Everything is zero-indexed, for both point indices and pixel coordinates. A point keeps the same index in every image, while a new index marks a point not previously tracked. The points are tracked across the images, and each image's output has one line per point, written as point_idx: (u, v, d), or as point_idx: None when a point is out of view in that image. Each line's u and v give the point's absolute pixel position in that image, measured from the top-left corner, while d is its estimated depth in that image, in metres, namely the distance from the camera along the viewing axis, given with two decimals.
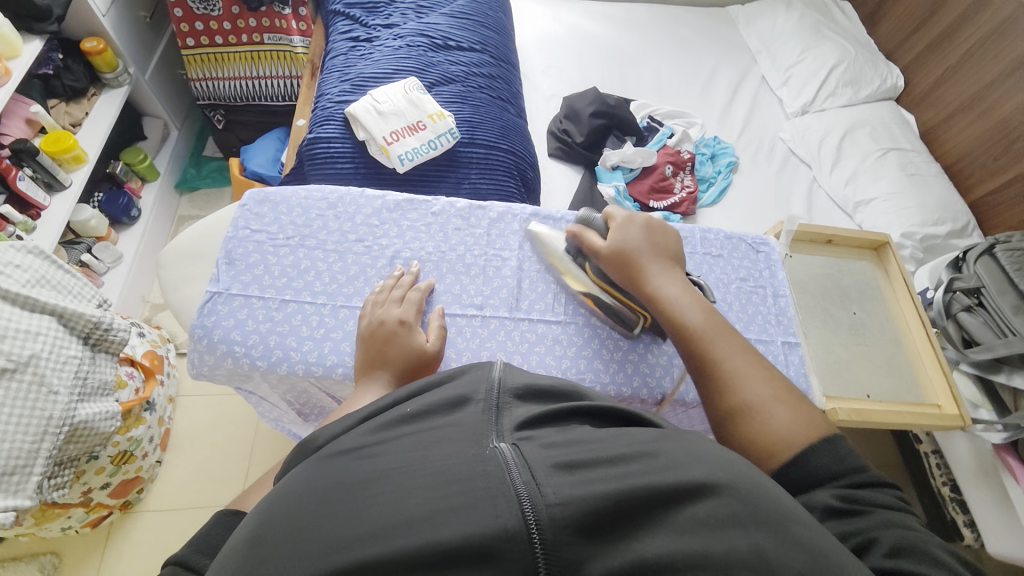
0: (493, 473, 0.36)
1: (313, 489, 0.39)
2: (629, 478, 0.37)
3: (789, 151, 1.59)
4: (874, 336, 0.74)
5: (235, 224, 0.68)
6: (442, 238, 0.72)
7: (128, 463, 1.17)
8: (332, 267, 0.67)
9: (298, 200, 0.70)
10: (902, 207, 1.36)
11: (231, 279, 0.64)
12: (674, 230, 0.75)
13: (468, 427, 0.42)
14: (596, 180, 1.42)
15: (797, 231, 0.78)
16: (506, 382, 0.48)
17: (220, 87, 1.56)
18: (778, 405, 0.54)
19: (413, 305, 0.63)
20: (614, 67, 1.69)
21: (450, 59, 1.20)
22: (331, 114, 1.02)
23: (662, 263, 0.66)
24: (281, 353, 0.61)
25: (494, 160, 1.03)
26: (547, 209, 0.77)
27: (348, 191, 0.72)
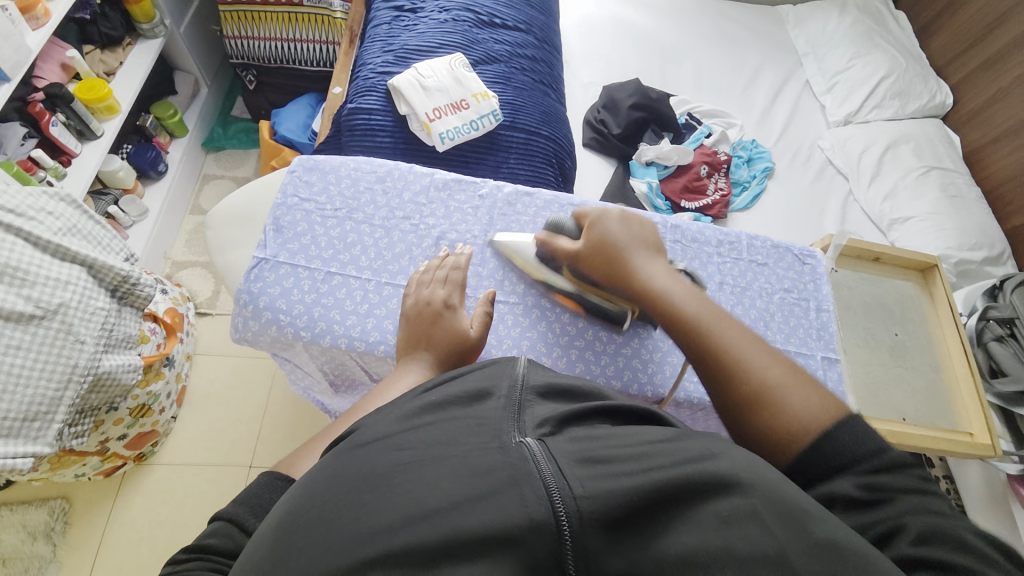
0: (516, 462, 0.37)
1: (336, 477, 0.38)
2: (649, 471, 0.36)
3: (827, 161, 1.56)
4: (914, 359, 0.73)
5: (284, 190, 0.67)
6: (488, 222, 0.71)
7: (144, 417, 1.19)
8: (378, 243, 0.66)
9: (346, 172, 0.69)
10: (940, 228, 1.33)
11: (278, 246, 0.64)
12: (722, 234, 0.73)
13: (493, 419, 0.43)
14: (630, 175, 1.40)
15: (846, 245, 0.76)
16: (528, 381, 0.49)
17: (255, 47, 1.53)
18: (789, 384, 0.49)
19: (456, 286, 0.63)
20: (655, 59, 1.65)
21: (495, 38, 1.17)
22: (373, 86, 1.00)
23: (647, 251, 0.63)
24: (325, 326, 0.61)
25: (534, 147, 1.01)
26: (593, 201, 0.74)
27: (397, 166, 0.71)
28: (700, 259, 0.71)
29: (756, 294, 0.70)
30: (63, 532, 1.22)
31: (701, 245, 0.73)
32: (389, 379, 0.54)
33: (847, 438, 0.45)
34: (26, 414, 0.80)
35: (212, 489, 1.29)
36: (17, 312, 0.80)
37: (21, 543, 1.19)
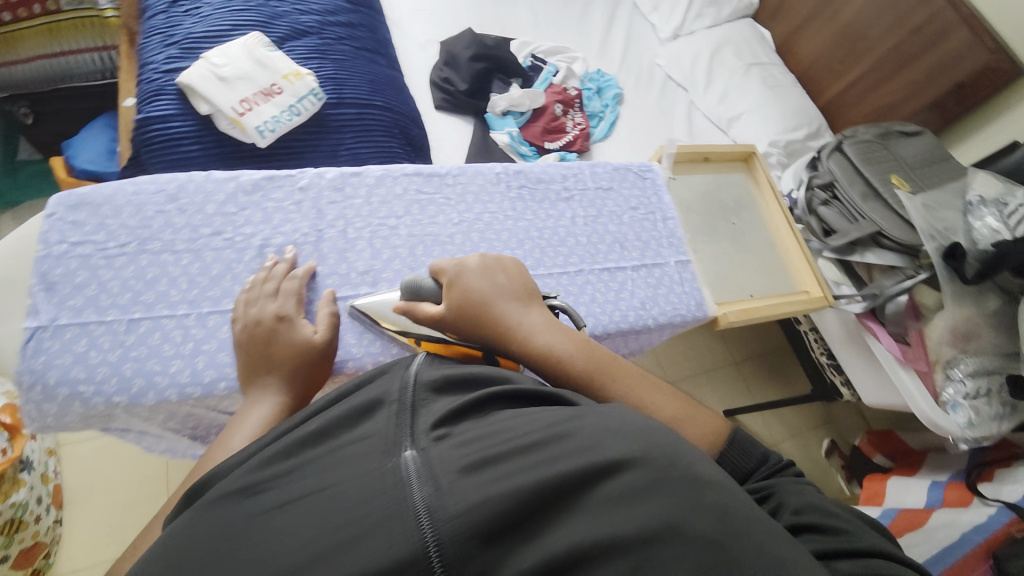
0: (390, 490, 0.34)
1: (182, 553, 0.33)
2: (540, 468, 0.35)
3: (666, 77, 1.66)
4: (751, 241, 0.81)
5: (45, 239, 0.56)
6: (317, 215, 0.65)
7: (20, 531, 1.02)
8: (189, 270, 0.58)
9: (124, 199, 0.60)
10: (768, 117, 1.48)
11: (55, 307, 0.54)
12: (565, 169, 0.75)
13: (378, 437, 0.39)
14: (489, 129, 1.37)
15: (677, 153, 0.81)
16: (420, 378, 0.44)
17: (15, 72, 1.24)
18: (682, 426, 0.53)
19: (291, 296, 0.57)
20: (487, 5, 1.60)
21: (299, 8, 1.04)
22: (160, 88, 0.85)
23: (515, 302, 0.56)
24: (143, 382, 0.53)
25: (370, 120, 0.94)
26: (430, 165, 0.70)
27: (190, 177, 0.62)
28: (549, 198, 0.72)
29: (607, 217, 0.72)
30: None
31: (548, 183, 0.73)
32: (240, 412, 0.49)
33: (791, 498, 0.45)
34: None
35: None
36: None
37: None
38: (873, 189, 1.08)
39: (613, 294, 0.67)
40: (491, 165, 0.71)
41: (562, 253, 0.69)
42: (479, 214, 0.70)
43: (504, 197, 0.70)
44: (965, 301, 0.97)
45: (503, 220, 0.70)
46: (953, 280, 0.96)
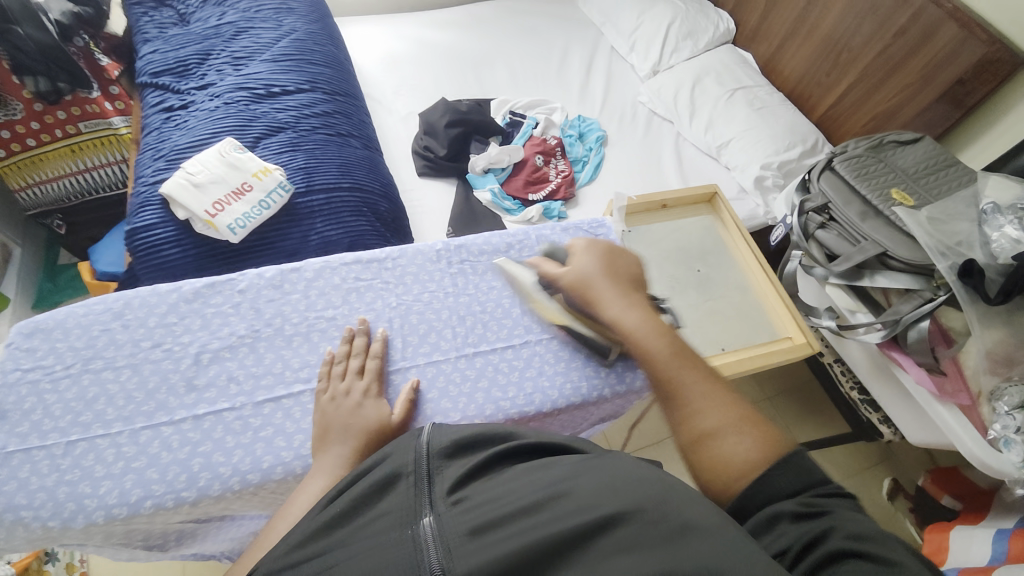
0: (410, 553, 0.40)
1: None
2: (540, 528, 0.40)
3: (651, 112, 1.66)
4: (719, 288, 0.80)
5: (2, 367, 0.61)
6: (256, 315, 0.68)
7: None
8: (126, 386, 0.61)
9: (74, 322, 0.64)
10: (757, 139, 1.43)
11: (6, 434, 0.57)
12: (508, 237, 0.79)
13: (399, 507, 0.45)
14: (472, 188, 1.40)
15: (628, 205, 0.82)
16: (434, 447, 0.51)
17: (47, 190, 1.39)
18: (742, 427, 0.51)
19: (373, 375, 0.63)
20: (466, 71, 1.67)
21: (277, 107, 1.14)
22: (146, 200, 0.93)
23: (618, 283, 0.65)
24: (75, 505, 0.54)
25: (338, 203, 0.98)
26: (368, 251, 0.74)
27: (136, 293, 0.67)
28: (491, 269, 0.77)
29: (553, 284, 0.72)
30: None
31: (490, 253, 0.78)
32: (302, 485, 0.53)
33: (849, 518, 0.42)
34: None
35: None
36: None
37: None
38: (871, 208, 1.01)
39: (564, 364, 0.70)
40: (431, 243, 0.77)
41: (506, 326, 0.73)
42: (419, 294, 0.73)
43: (444, 273, 0.75)
44: (993, 322, 0.85)
45: (443, 297, 0.73)
46: (974, 300, 0.85)
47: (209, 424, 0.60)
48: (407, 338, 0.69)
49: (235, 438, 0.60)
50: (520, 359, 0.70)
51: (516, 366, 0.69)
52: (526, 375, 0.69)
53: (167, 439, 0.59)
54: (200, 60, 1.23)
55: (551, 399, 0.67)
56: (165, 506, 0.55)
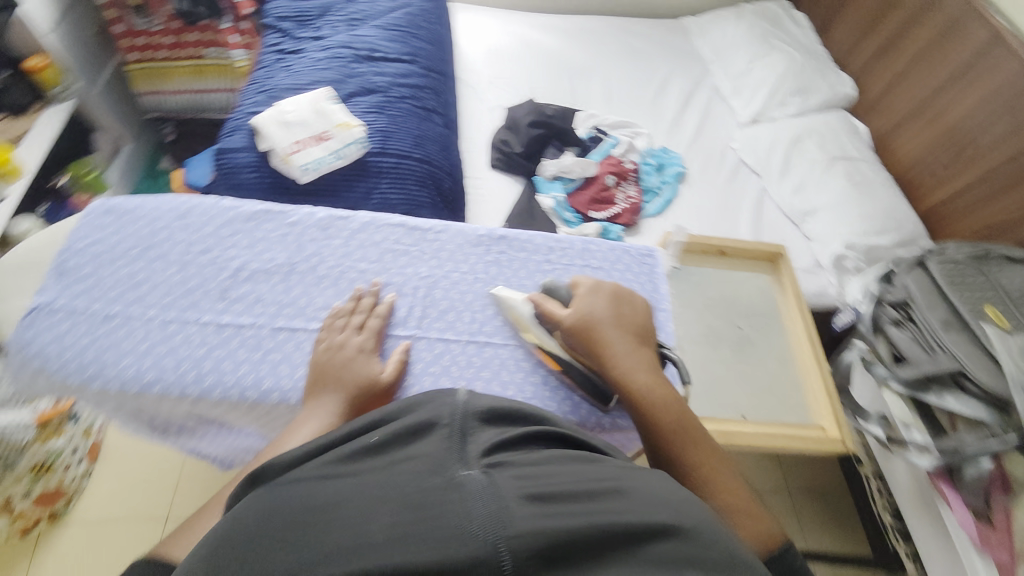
0: (459, 500, 0.35)
1: (273, 512, 0.37)
2: (597, 515, 0.35)
3: (740, 161, 1.59)
4: (754, 348, 0.90)
5: (73, 235, 0.68)
6: (296, 249, 0.70)
7: (47, 474, 1.18)
8: (169, 280, 0.66)
9: (146, 211, 0.70)
10: (845, 216, 1.34)
11: (60, 289, 0.64)
12: (553, 240, 0.73)
13: (427, 458, 0.40)
14: (536, 191, 1.40)
15: (685, 242, 0.89)
16: (471, 405, 0.46)
17: (167, 100, 1.58)
18: (738, 509, 0.52)
19: (373, 334, 0.63)
20: (563, 78, 1.67)
21: (375, 70, 1.19)
22: (239, 126, 1.00)
23: (626, 335, 0.62)
24: (97, 369, 0.60)
25: (405, 170, 1.01)
26: (416, 219, 0.75)
27: (202, 201, 0.72)
28: (526, 267, 0.73)
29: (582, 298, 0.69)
30: None
31: (531, 252, 0.74)
32: (298, 420, 0.55)
33: None
34: None
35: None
36: None
37: None
38: (959, 318, 0.90)
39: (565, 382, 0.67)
40: (476, 227, 0.75)
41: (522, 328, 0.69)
42: (449, 272, 0.72)
43: (481, 259, 0.73)
44: None
45: (472, 282, 0.72)
46: None
47: (228, 335, 0.63)
48: (427, 309, 0.69)
49: (247, 354, 0.62)
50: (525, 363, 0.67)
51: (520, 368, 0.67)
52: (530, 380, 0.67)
53: (190, 334, 0.63)
54: (322, 13, 1.32)
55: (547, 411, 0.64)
56: (170, 394, 0.60)
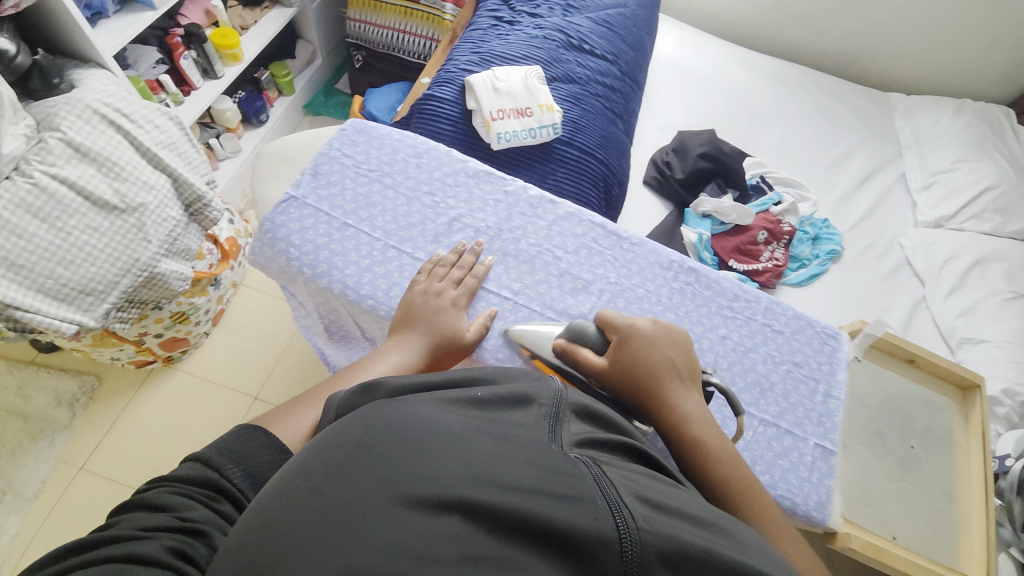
0: (590, 480, 0.39)
1: (412, 426, 0.41)
2: (712, 542, 0.38)
3: (904, 261, 1.44)
4: (922, 476, 0.84)
5: (332, 143, 0.78)
6: (505, 216, 0.75)
7: (181, 323, 1.32)
8: (397, 210, 0.74)
9: (391, 140, 0.79)
10: (1013, 360, 1.22)
11: (310, 189, 0.74)
12: (740, 289, 0.70)
13: (536, 430, 0.45)
14: (682, 223, 1.37)
15: (880, 338, 0.87)
16: (570, 399, 0.51)
17: (370, 31, 1.68)
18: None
19: (467, 292, 0.68)
20: (741, 117, 1.61)
21: (579, 61, 1.21)
22: (450, 79, 1.06)
23: (681, 386, 0.60)
24: (326, 268, 0.69)
25: (585, 166, 1.03)
26: (616, 225, 0.75)
27: (437, 148, 0.80)
28: (708, 306, 0.69)
29: (761, 359, 0.65)
30: (86, 404, 1.36)
31: (716, 294, 0.71)
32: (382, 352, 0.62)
33: None
34: (85, 288, 1.00)
35: (204, 436, 1.36)
36: (105, 201, 0.99)
37: (47, 405, 1.34)
38: None
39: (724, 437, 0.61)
40: (670, 251, 0.73)
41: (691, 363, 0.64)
42: (634, 285, 0.71)
43: (666, 284, 0.70)
44: None
45: (653, 303, 0.69)
46: None
47: None
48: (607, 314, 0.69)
49: None
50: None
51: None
52: None
53: (403, 266, 0.71)
54: None
55: None
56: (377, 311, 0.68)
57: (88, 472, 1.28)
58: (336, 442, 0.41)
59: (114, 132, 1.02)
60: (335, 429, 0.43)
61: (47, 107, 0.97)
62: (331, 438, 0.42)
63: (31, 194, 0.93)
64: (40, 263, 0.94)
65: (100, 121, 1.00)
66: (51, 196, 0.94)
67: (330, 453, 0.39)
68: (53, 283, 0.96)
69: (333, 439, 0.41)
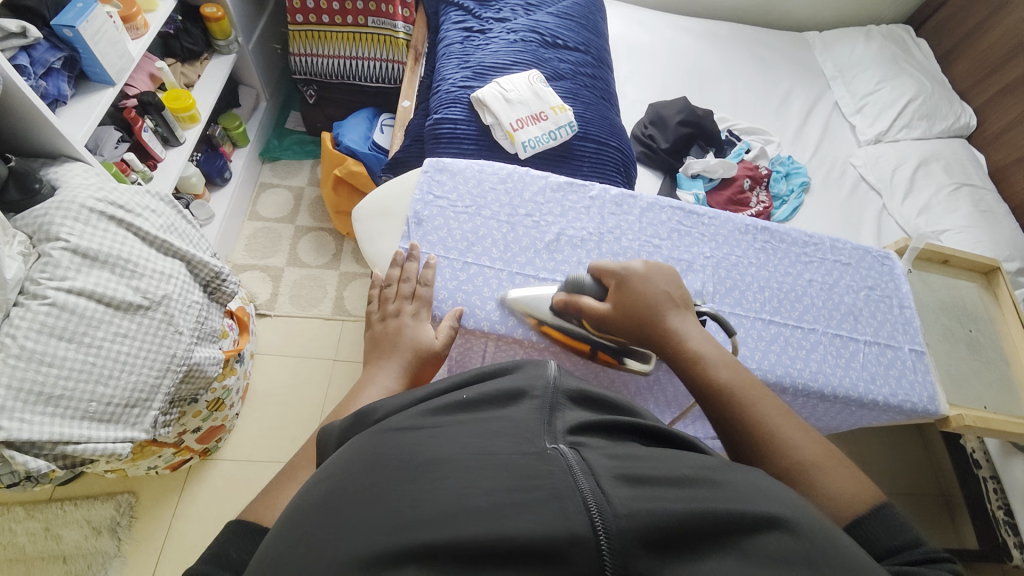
0: (559, 472, 0.37)
1: (368, 470, 0.40)
2: (698, 505, 0.37)
3: (860, 177, 1.63)
4: (987, 352, 0.98)
5: (420, 188, 0.85)
6: (600, 221, 0.85)
7: (218, 411, 1.23)
8: (505, 238, 0.83)
9: (471, 173, 0.88)
10: (976, 240, 1.42)
11: (421, 237, 0.82)
12: (808, 236, 0.84)
13: (525, 422, 0.43)
14: (677, 187, 1.46)
15: (922, 249, 1.03)
16: (561, 385, 0.49)
17: (320, 64, 1.62)
18: (827, 473, 0.56)
19: (424, 302, 0.74)
20: (694, 79, 1.73)
21: (560, 57, 1.25)
22: (457, 98, 1.07)
23: (675, 313, 0.71)
24: (468, 309, 0.77)
25: (605, 155, 1.09)
26: (694, 204, 0.85)
27: (516, 171, 0.89)
28: (789, 257, 0.82)
29: (844, 291, 0.80)
30: (129, 525, 1.24)
31: (791, 245, 0.83)
32: (365, 383, 0.64)
33: None
34: (128, 401, 0.90)
35: None
36: (128, 302, 0.90)
37: (83, 539, 1.21)
38: None
39: (844, 361, 0.74)
40: (744, 216, 0.85)
41: (798, 309, 0.78)
42: (728, 254, 0.82)
43: (752, 246, 0.82)
44: None
45: (749, 268, 0.81)
46: None
47: None
48: (718, 285, 0.79)
49: None
50: (807, 341, 0.75)
51: (804, 345, 0.75)
52: (813, 359, 0.74)
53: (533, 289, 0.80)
54: None
55: (833, 386, 0.72)
56: (528, 336, 0.77)
57: None
58: (296, 514, 0.40)
59: (117, 227, 0.93)
60: (295, 499, 0.42)
61: (39, 216, 0.87)
62: (292, 510, 0.41)
63: (50, 315, 0.82)
64: (78, 386, 0.84)
65: (99, 218, 0.91)
66: (70, 311, 0.84)
67: (290, 531, 0.38)
68: (98, 404, 0.86)
69: (290, 514, 0.40)
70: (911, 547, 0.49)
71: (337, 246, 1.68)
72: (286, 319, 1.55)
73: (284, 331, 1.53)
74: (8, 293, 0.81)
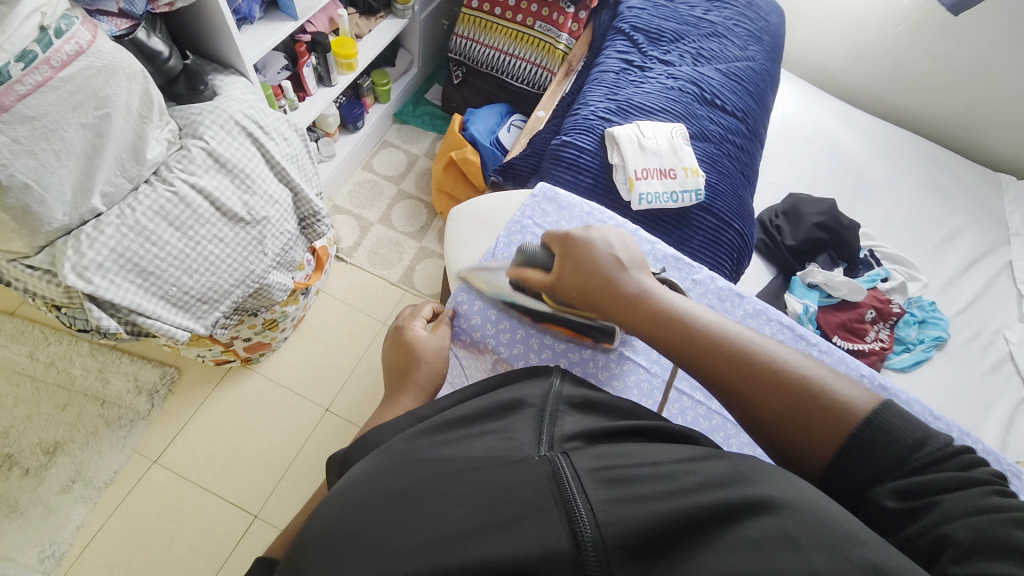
0: (543, 484, 0.39)
1: (359, 495, 0.42)
2: (677, 497, 0.37)
3: (1010, 356, 1.36)
4: None
5: (523, 211, 0.87)
6: None
7: (269, 330, 1.30)
8: None
9: (579, 212, 0.87)
10: None
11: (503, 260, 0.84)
12: (933, 416, 0.72)
13: (516, 437, 0.45)
14: (787, 290, 1.33)
15: None
16: (563, 394, 0.52)
17: (476, 50, 1.67)
18: (825, 378, 0.54)
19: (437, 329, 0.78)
20: (849, 183, 1.55)
21: (712, 117, 1.17)
22: (591, 127, 1.04)
23: (625, 271, 0.66)
24: (522, 350, 0.79)
25: (723, 235, 1.00)
26: (806, 329, 0.76)
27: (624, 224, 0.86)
28: None
29: None
30: (164, 396, 1.36)
31: None
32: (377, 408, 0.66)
33: None
34: (201, 297, 0.97)
35: (269, 446, 1.34)
36: (234, 212, 0.97)
37: (125, 392, 1.35)
38: None
39: None
40: (861, 365, 0.74)
41: None
42: None
43: None
44: None
45: None
46: None
47: (626, 367, 0.79)
48: None
49: (639, 396, 0.77)
50: None
51: None
52: None
53: (595, 354, 0.79)
54: (674, 38, 1.32)
55: None
56: None
57: (160, 466, 1.28)
58: (299, 546, 0.42)
59: (250, 143, 1.00)
60: (296, 539, 0.43)
61: (193, 113, 0.97)
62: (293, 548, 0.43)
63: (169, 202, 0.91)
64: (168, 270, 0.92)
65: (239, 132, 0.99)
66: (186, 205, 0.92)
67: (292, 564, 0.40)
68: (177, 291, 0.94)
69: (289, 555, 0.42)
70: (921, 447, 0.48)
71: (427, 221, 1.72)
72: (356, 271, 1.61)
73: (350, 280, 1.59)
74: (144, 170, 0.90)
